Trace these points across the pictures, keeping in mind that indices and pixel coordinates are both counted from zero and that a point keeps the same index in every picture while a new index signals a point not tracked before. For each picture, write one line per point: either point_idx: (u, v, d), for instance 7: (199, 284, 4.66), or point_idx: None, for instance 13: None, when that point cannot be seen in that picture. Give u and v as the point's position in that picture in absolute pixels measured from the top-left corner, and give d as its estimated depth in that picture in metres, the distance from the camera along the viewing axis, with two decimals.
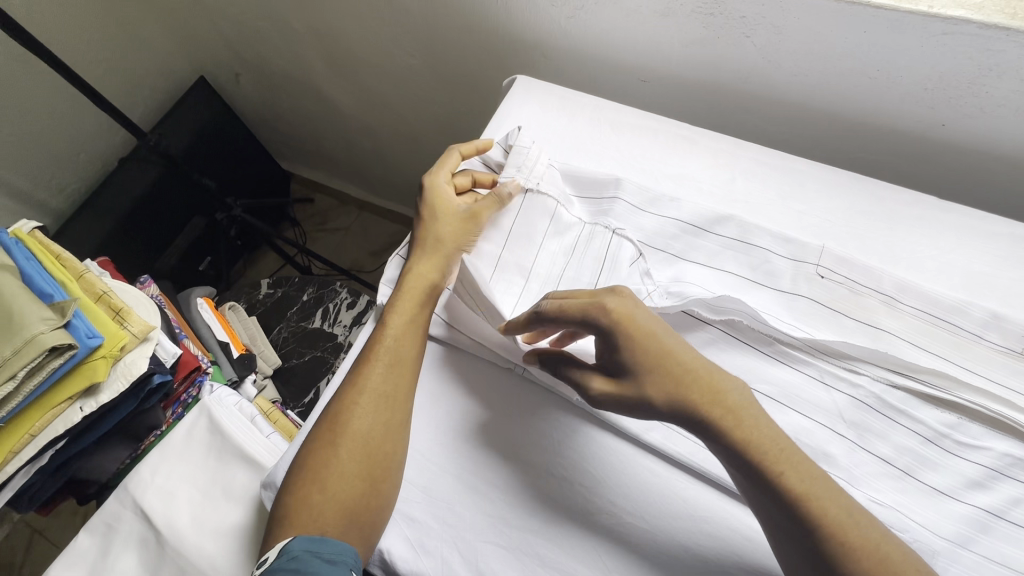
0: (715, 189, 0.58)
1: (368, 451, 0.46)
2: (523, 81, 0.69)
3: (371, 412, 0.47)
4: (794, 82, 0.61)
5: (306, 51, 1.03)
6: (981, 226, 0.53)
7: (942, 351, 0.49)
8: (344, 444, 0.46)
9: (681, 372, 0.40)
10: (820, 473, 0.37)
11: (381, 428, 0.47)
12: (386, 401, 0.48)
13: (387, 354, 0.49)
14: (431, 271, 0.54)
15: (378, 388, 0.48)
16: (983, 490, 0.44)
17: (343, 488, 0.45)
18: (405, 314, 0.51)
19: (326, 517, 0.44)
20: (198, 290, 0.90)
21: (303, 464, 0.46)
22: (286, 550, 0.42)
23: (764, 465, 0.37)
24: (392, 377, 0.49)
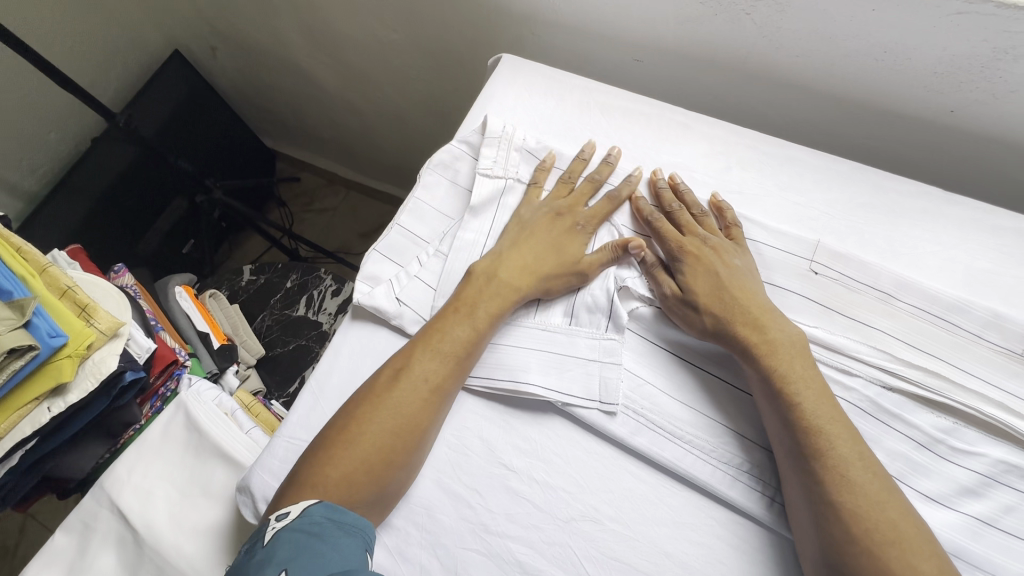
0: (709, 179, 0.55)
1: (414, 436, 0.45)
2: (508, 61, 0.65)
3: (424, 401, 0.46)
4: (797, 62, 0.57)
5: (284, 24, 0.98)
6: (986, 219, 0.51)
7: (941, 352, 0.46)
8: (397, 425, 0.45)
9: (756, 307, 0.47)
10: (839, 413, 0.42)
11: (431, 415, 0.46)
12: (437, 392, 0.47)
13: (456, 350, 0.48)
14: (513, 275, 0.51)
15: (436, 379, 0.47)
16: (977, 498, 0.42)
17: (381, 455, 0.44)
18: (484, 312, 0.49)
19: (357, 481, 0.43)
20: (176, 279, 0.87)
21: (343, 423, 0.45)
22: (305, 513, 0.40)
23: (784, 392, 0.43)
24: (454, 374, 0.47)
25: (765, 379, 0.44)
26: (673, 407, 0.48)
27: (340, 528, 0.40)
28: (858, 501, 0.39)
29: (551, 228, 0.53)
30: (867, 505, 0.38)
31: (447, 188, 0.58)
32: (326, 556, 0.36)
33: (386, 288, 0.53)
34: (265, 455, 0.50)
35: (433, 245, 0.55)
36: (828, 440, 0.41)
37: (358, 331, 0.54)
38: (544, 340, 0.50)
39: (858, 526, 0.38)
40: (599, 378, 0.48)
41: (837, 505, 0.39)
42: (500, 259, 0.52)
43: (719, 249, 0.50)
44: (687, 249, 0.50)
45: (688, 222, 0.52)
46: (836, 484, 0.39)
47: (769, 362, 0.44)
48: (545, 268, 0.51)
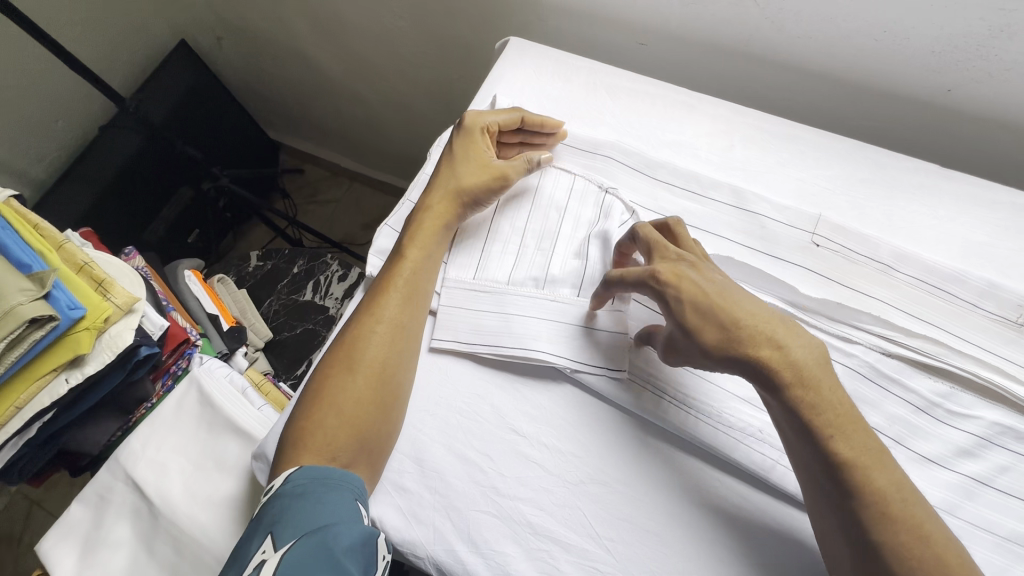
0: (712, 157, 0.57)
1: (379, 375, 0.47)
2: (515, 44, 0.66)
3: (388, 341, 0.48)
4: (798, 42, 0.58)
5: (290, 11, 0.99)
6: (982, 194, 0.52)
7: (937, 320, 0.48)
8: (357, 365, 0.47)
9: (764, 325, 0.42)
10: (834, 386, 0.40)
11: (393, 351, 0.48)
12: (399, 331, 0.49)
13: (402, 283, 0.50)
14: (440, 206, 0.54)
15: (395, 317, 0.49)
16: (972, 458, 0.44)
17: (356, 405, 0.46)
18: (419, 248, 0.52)
19: (338, 439, 0.45)
20: (185, 263, 0.89)
21: (314, 387, 0.47)
22: (288, 480, 0.42)
23: (771, 377, 0.40)
24: (405, 306, 0.50)
25: (749, 371, 0.41)
26: (678, 374, 0.49)
27: (321, 484, 0.42)
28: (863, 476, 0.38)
29: (464, 150, 0.56)
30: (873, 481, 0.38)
31: None
32: (306, 516, 0.39)
33: None
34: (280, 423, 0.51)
35: None
36: (824, 420, 0.39)
37: None
38: (551, 311, 0.51)
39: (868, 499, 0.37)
40: (606, 345, 0.50)
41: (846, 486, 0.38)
42: (426, 203, 0.54)
43: (695, 265, 0.45)
44: (666, 275, 0.44)
45: (661, 247, 0.46)
46: (841, 464, 0.38)
47: (791, 393, 0.40)
48: (468, 187, 0.54)
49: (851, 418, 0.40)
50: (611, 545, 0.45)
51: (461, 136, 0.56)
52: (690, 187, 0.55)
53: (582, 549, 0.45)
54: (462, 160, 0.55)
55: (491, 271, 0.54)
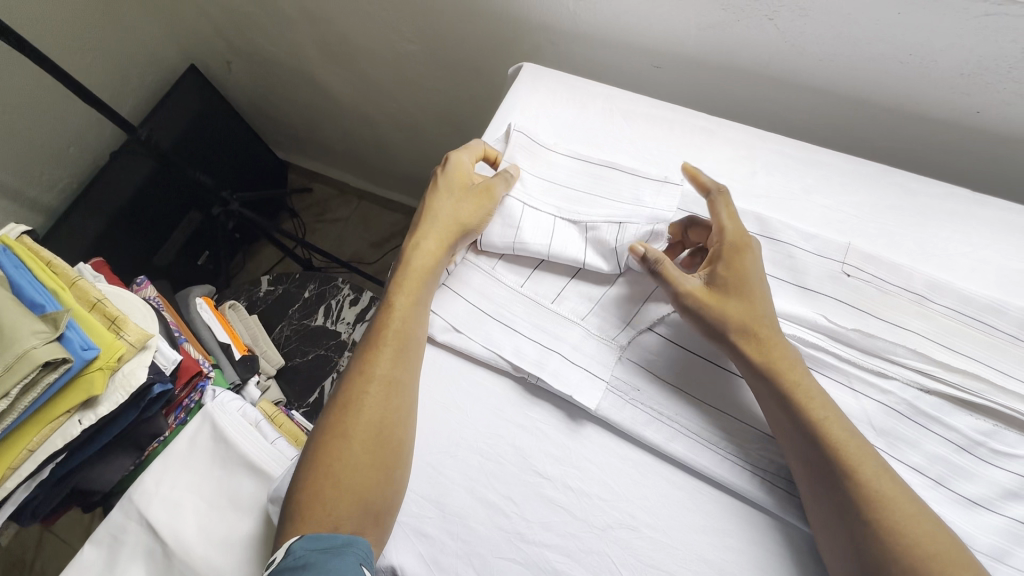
0: (735, 183, 0.55)
1: (375, 436, 0.45)
2: (528, 70, 0.65)
3: (381, 397, 0.46)
4: (819, 67, 0.57)
5: (298, 36, 0.99)
6: (1016, 220, 0.51)
7: (977, 353, 0.46)
8: (351, 428, 0.45)
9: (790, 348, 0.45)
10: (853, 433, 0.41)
11: (385, 411, 0.46)
12: (392, 385, 0.47)
13: (393, 336, 0.48)
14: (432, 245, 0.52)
15: (386, 372, 0.47)
16: (1021, 501, 0.42)
17: (354, 470, 0.44)
18: (407, 296, 0.50)
19: (340, 509, 0.43)
20: (197, 290, 0.88)
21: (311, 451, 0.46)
22: (290, 552, 0.41)
23: (796, 409, 0.42)
24: (395, 360, 0.47)
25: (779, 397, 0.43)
26: (709, 414, 0.47)
27: (322, 551, 0.41)
28: (888, 520, 0.38)
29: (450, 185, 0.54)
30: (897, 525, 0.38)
31: None
32: None
33: None
34: None
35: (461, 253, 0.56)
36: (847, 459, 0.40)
37: None
38: (572, 347, 0.50)
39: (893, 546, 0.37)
40: (628, 384, 0.49)
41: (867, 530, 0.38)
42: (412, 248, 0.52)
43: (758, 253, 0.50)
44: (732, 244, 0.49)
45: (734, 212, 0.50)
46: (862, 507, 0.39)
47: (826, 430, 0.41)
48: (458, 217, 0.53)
49: (869, 457, 0.40)
50: None
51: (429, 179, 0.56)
52: None
53: None
54: (447, 193, 0.54)
55: (512, 308, 0.52)
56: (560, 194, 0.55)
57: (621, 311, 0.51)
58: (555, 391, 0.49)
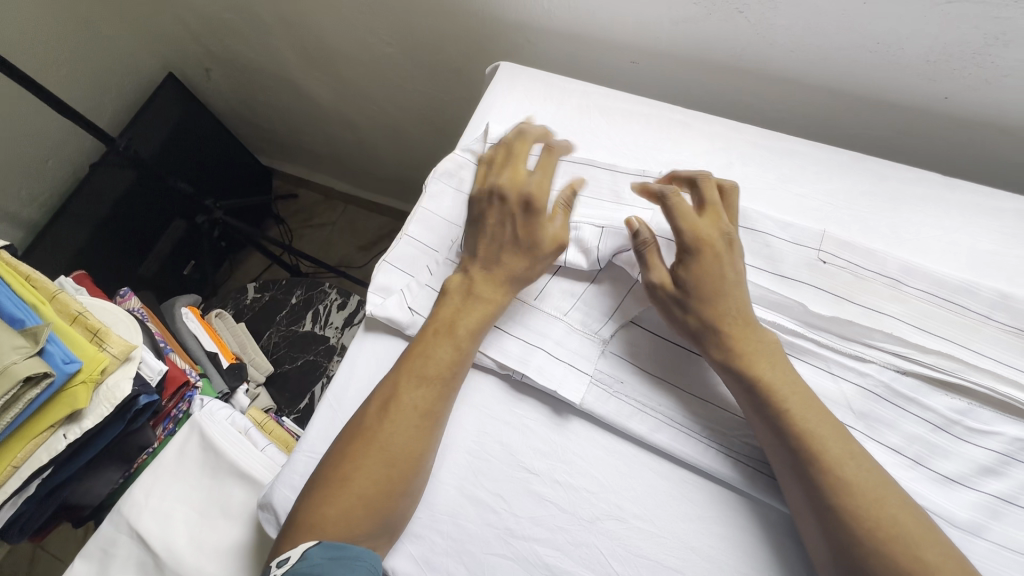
0: (712, 175, 0.56)
1: (411, 467, 0.45)
2: (506, 69, 0.65)
3: (418, 428, 0.46)
4: (791, 58, 0.58)
5: (276, 41, 0.99)
6: (985, 202, 0.52)
7: (951, 334, 0.47)
8: (391, 456, 0.44)
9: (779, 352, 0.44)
10: (830, 421, 0.41)
11: (424, 444, 0.46)
12: (431, 419, 0.46)
13: (441, 370, 0.47)
14: (489, 273, 0.50)
15: (428, 405, 0.46)
16: (996, 477, 0.43)
17: (380, 492, 0.44)
18: (464, 330, 0.48)
19: (360, 524, 0.43)
20: (182, 300, 0.88)
21: (338, 459, 0.45)
22: (304, 556, 0.41)
23: (771, 400, 0.42)
24: (442, 396, 0.47)
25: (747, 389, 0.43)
26: (693, 404, 0.48)
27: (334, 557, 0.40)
28: (862, 511, 0.38)
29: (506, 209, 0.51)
30: (873, 515, 0.38)
31: (454, 197, 0.58)
32: None
33: (398, 298, 0.53)
34: (285, 471, 0.50)
35: (443, 254, 0.56)
36: (819, 450, 0.40)
37: (372, 342, 0.54)
38: (555, 343, 0.50)
39: (865, 535, 0.37)
40: (612, 378, 0.49)
41: (842, 520, 0.38)
42: (468, 276, 0.51)
43: (734, 243, 0.47)
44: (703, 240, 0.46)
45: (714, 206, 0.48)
46: (851, 504, 0.38)
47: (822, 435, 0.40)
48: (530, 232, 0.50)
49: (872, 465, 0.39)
50: None
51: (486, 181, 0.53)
52: None
53: None
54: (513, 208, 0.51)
55: None
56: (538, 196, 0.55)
57: (603, 305, 0.51)
58: (539, 386, 0.49)
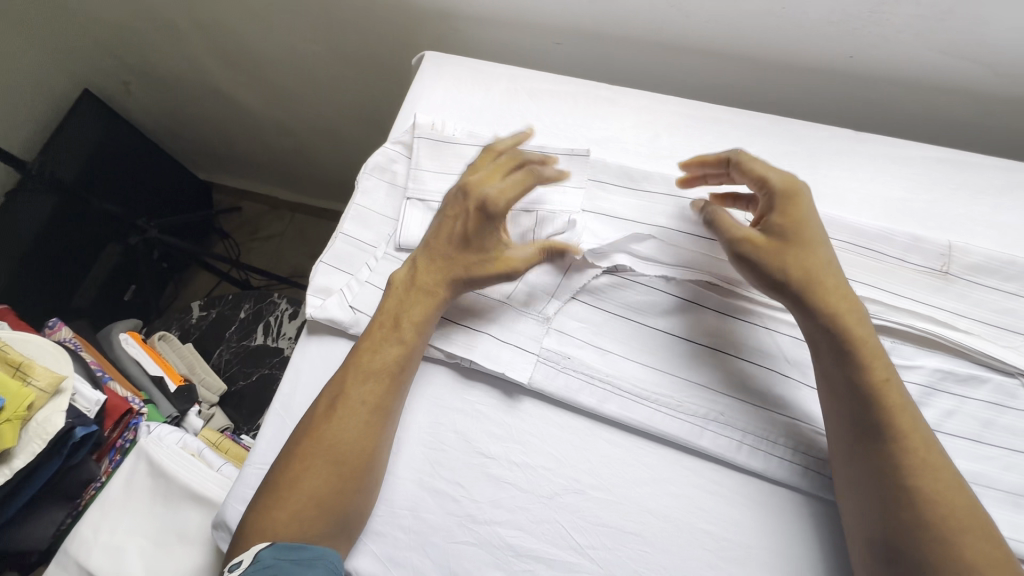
0: (640, 148, 0.57)
1: (364, 462, 0.45)
2: (431, 59, 0.65)
3: (367, 424, 0.45)
4: (706, 28, 0.59)
5: (195, 48, 0.95)
6: (895, 151, 0.54)
7: (871, 279, 0.49)
8: (340, 452, 0.44)
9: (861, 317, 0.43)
10: (909, 401, 0.41)
11: (375, 439, 0.45)
12: (381, 414, 0.46)
13: (386, 366, 0.47)
14: (438, 268, 0.50)
15: (376, 400, 0.46)
16: (922, 408, 0.46)
17: (334, 492, 0.43)
18: (410, 323, 0.48)
19: (311, 526, 0.43)
20: (120, 326, 0.84)
21: (291, 458, 0.45)
22: (258, 559, 0.41)
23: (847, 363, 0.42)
24: (391, 389, 0.47)
25: (840, 349, 0.42)
26: (638, 370, 0.49)
27: (296, 563, 0.40)
28: (931, 487, 0.38)
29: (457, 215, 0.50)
30: (943, 493, 0.38)
31: (388, 191, 0.57)
32: None
33: (338, 298, 0.52)
34: (236, 486, 0.48)
35: (381, 249, 0.55)
36: (902, 424, 0.40)
37: (317, 345, 0.53)
38: (500, 327, 0.50)
39: (934, 515, 0.37)
40: (560, 355, 0.49)
41: (911, 492, 0.38)
42: (416, 267, 0.50)
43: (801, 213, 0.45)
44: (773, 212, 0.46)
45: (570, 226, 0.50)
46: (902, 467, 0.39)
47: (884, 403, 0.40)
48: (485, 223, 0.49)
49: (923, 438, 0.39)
50: (593, 553, 0.44)
51: (469, 175, 0.52)
52: (623, 182, 0.54)
53: (566, 562, 0.44)
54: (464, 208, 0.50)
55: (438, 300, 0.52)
56: None
57: (544, 284, 0.52)
58: (486, 371, 0.49)
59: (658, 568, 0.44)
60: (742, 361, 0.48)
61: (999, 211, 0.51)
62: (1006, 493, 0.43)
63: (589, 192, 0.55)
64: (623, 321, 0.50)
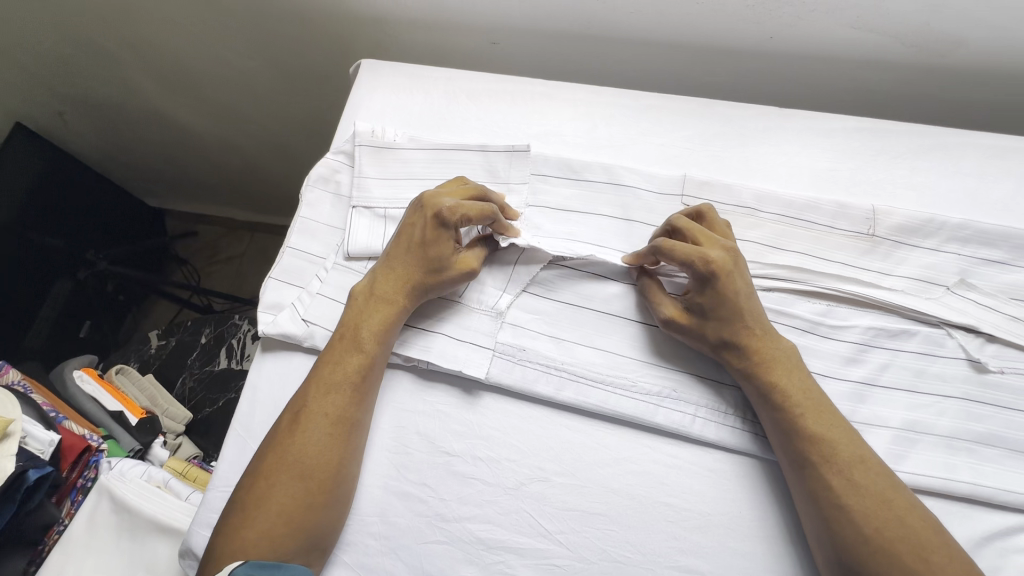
0: (579, 140, 0.58)
1: (331, 474, 0.44)
2: (368, 66, 0.65)
3: (330, 436, 0.45)
4: (634, 19, 0.61)
5: (131, 70, 0.92)
6: (819, 124, 0.57)
7: (804, 248, 0.52)
8: (305, 467, 0.44)
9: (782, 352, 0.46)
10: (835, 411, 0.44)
11: (340, 451, 0.45)
12: (344, 427, 0.46)
13: (346, 378, 0.47)
14: (393, 285, 0.49)
15: (339, 412, 0.46)
16: (859, 365, 0.48)
17: (301, 506, 0.43)
18: (368, 333, 0.48)
19: (282, 542, 0.42)
20: (73, 362, 0.81)
21: (256, 477, 0.44)
22: None
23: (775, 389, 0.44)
24: (353, 400, 0.46)
25: (764, 392, 0.45)
26: (592, 355, 0.50)
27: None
28: (863, 496, 0.41)
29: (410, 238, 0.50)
30: (873, 500, 0.40)
31: (333, 201, 0.57)
32: None
33: (289, 312, 0.52)
34: (200, 512, 0.48)
35: (330, 259, 0.55)
36: (831, 431, 0.43)
37: (272, 361, 0.52)
38: (453, 323, 0.51)
39: (865, 527, 0.40)
40: (515, 347, 0.50)
41: (842, 504, 0.41)
42: (375, 276, 0.50)
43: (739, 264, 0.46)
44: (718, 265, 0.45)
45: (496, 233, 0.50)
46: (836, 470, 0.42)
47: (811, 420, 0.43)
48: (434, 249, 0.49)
49: (852, 442, 0.43)
50: (563, 538, 0.45)
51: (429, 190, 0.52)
52: (564, 173, 0.55)
53: (537, 549, 0.45)
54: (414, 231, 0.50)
55: None
56: (417, 186, 0.56)
57: (496, 279, 0.52)
58: (443, 370, 0.50)
59: (625, 545, 0.45)
60: None
61: (917, 173, 0.54)
62: (940, 436, 0.46)
63: (532, 186, 0.56)
64: (574, 310, 0.51)
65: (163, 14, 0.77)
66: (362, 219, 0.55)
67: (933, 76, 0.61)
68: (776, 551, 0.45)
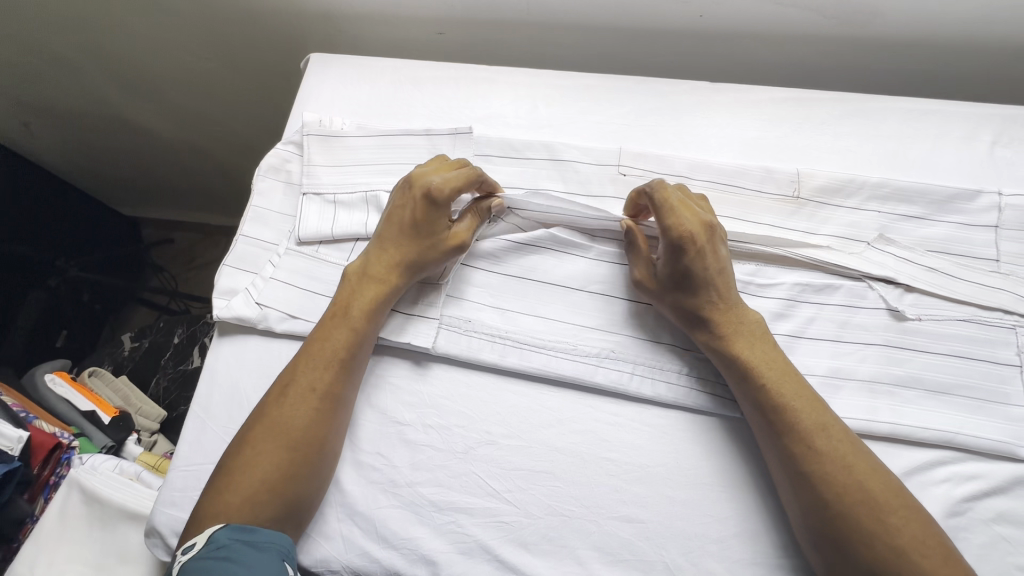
0: (521, 121, 0.61)
1: (317, 447, 0.45)
2: (317, 59, 0.66)
3: (316, 409, 0.46)
4: (569, 4, 0.63)
5: (93, 77, 0.92)
6: (748, 96, 0.59)
7: (733, 212, 0.54)
8: (291, 440, 0.45)
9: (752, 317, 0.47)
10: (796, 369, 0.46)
11: (325, 426, 0.46)
12: (331, 402, 0.47)
13: (336, 354, 0.47)
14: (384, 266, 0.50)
15: (327, 387, 0.47)
16: (786, 319, 0.51)
17: (285, 475, 0.44)
18: (358, 312, 0.49)
19: (263, 509, 0.43)
20: (46, 366, 0.82)
21: (236, 450, 0.45)
22: (211, 541, 0.41)
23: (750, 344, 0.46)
24: (340, 377, 0.47)
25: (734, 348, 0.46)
26: (535, 323, 0.52)
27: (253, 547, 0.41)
28: (830, 440, 0.42)
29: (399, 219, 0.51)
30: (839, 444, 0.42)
31: (285, 190, 0.59)
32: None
33: (243, 297, 0.54)
34: (163, 492, 0.49)
35: (282, 245, 0.57)
36: (797, 382, 0.44)
37: (228, 345, 0.54)
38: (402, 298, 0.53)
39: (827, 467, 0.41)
40: (461, 319, 0.52)
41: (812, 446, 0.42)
42: (368, 256, 0.51)
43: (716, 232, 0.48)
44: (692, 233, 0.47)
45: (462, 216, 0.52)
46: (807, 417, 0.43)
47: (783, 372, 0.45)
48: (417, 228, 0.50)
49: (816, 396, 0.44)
50: (510, 496, 0.47)
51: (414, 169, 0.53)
52: (506, 153, 0.58)
53: (486, 508, 0.47)
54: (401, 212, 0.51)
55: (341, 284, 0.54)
56: (364, 172, 0.58)
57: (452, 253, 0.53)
58: (393, 343, 0.52)
59: (569, 499, 0.47)
60: (625, 300, 0.52)
61: (840, 138, 0.57)
62: (862, 382, 0.48)
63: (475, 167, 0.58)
64: (517, 281, 0.53)
65: (117, 18, 0.78)
66: (311, 205, 0.57)
67: (857, 47, 0.63)
68: (713, 496, 0.47)
